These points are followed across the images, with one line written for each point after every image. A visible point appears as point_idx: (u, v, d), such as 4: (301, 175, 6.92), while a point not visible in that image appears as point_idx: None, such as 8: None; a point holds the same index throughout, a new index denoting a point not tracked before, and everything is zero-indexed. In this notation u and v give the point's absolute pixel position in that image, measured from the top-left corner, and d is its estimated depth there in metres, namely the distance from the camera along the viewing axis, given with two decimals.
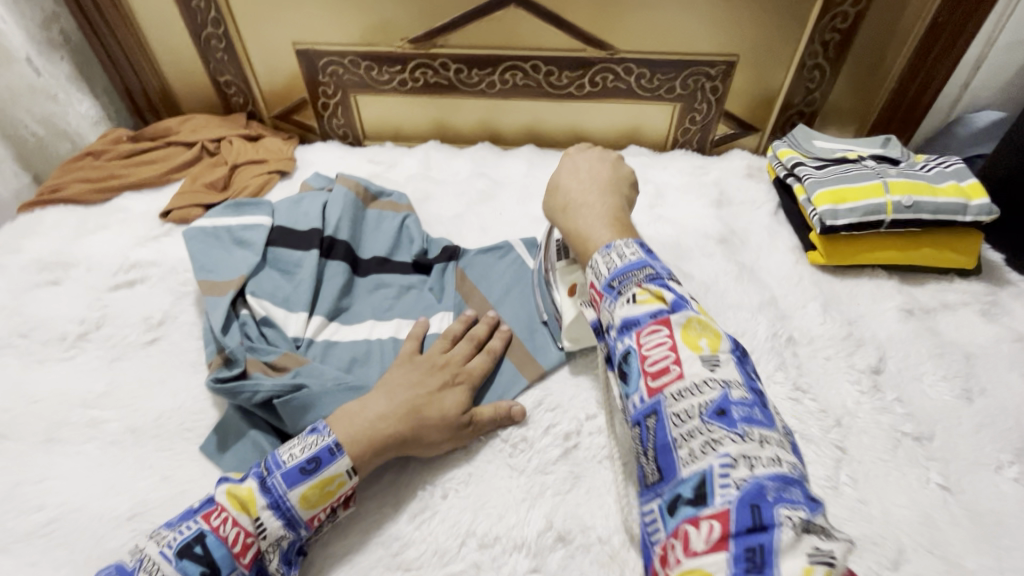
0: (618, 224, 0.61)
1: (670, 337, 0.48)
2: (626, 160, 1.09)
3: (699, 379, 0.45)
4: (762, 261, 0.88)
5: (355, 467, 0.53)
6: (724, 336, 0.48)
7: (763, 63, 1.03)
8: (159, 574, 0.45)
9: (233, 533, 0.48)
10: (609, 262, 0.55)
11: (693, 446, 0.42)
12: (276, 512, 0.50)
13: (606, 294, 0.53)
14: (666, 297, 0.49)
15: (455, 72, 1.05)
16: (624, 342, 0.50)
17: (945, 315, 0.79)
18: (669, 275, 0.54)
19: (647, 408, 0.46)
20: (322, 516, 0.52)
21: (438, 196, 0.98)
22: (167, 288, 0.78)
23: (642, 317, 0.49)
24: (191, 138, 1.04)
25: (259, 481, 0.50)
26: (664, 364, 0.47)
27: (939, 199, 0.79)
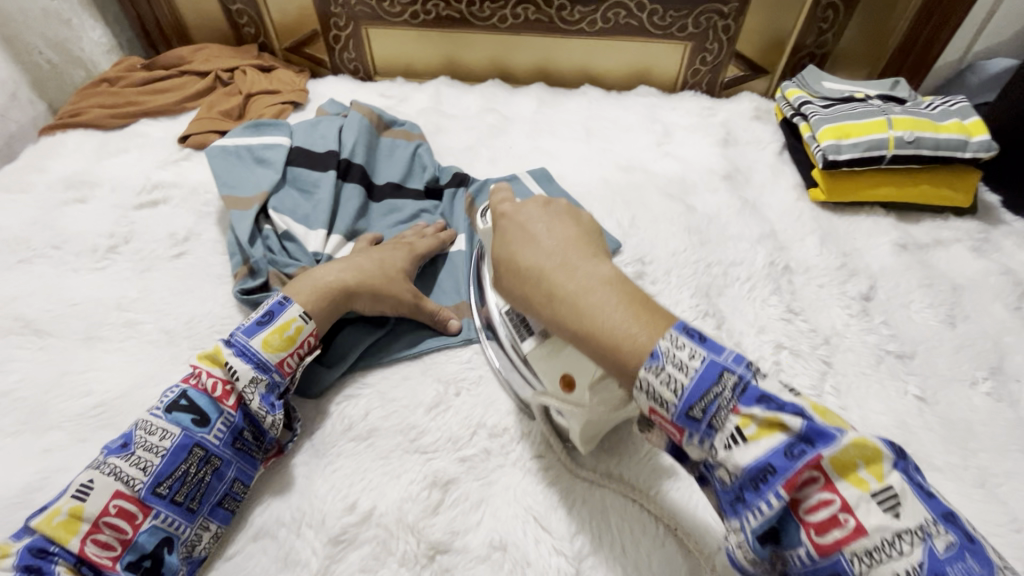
0: (639, 307, 0.42)
1: (826, 482, 0.35)
2: (636, 99, 1.09)
3: (890, 538, 0.32)
4: (764, 197, 0.90)
5: (308, 313, 0.59)
6: (885, 451, 0.35)
7: (776, 2, 1.03)
8: (154, 426, 0.50)
9: (211, 382, 0.53)
10: (667, 381, 0.38)
11: (846, 551, 0.33)
12: (244, 358, 0.55)
13: (689, 429, 0.38)
14: (789, 422, 0.36)
15: (467, 4, 1.04)
16: (768, 502, 0.35)
17: (937, 249, 0.82)
18: (750, 366, 0.38)
19: (746, 477, 0.36)
20: (293, 363, 0.57)
21: (449, 130, 0.99)
22: (190, 208, 0.82)
23: (773, 461, 0.35)
24: (204, 68, 1.05)
25: (225, 340, 0.57)
26: (830, 515, 0.34)
27: (941, 136, 0.81)
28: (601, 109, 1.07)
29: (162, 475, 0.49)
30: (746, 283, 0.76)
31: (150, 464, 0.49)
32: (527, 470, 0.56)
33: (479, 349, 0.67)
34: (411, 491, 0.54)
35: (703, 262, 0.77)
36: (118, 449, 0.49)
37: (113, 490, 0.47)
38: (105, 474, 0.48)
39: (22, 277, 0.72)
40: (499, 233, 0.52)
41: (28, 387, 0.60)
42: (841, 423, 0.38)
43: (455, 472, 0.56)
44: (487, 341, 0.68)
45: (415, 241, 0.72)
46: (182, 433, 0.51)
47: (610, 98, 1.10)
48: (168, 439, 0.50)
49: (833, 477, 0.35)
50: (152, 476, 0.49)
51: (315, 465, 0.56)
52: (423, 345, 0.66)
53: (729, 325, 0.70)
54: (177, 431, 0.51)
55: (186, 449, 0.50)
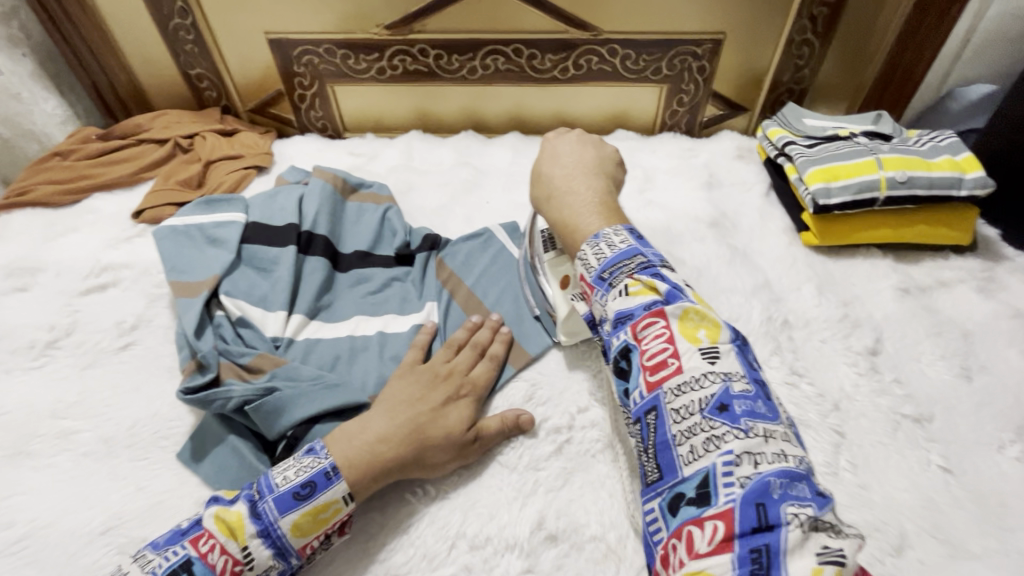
0: (608, 211, 0.62)
1: (668, 331, 0.48)
2: (613, 144, 1.06)
3: (697, 373, 0.45)
4: (754, 243, 0.86)
5: (351, 492, 0.50)
6: (723, 326, 0.48)
7: (750, 40, 1.00)
8: None
9: (221, 561, 0.45)
10: (598, 253, 0.55)
11: (665, 386, 0.46)
12: (266, 542, 0.47)
13: (598, 287, 0.54)
14: (659, 286, 0.50)
15: (434, 58, 1.01)
16: (621, 336, 0.50)
17: (942, 293, 0.77)
18: (659, 261, 0.54)
19: (614, 319, 0.51)
20: (316, 544, 0.49)
21: (421, 187, 0.95)
22: (141, 291, 0.76)
23: (636, 309, 0.49)
24: (163, 135, 1.00)
25: (250, 503, 0.48)
26: (662, 358, 0.47)
27: (933, 174, 0.77)
28: None
29: None
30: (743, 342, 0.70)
31: None
32: None
33: None
34: None
35: None
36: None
37: None
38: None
39: None
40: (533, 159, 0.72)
41: None
42: (709, 310, 0.51)
43: None
44: None
45: (457, 364, 0.62)
46: None
47: None
48: None
49: (675, 326, 0.48)
50: None
51: None
52: None
53: None
54: None
55: None
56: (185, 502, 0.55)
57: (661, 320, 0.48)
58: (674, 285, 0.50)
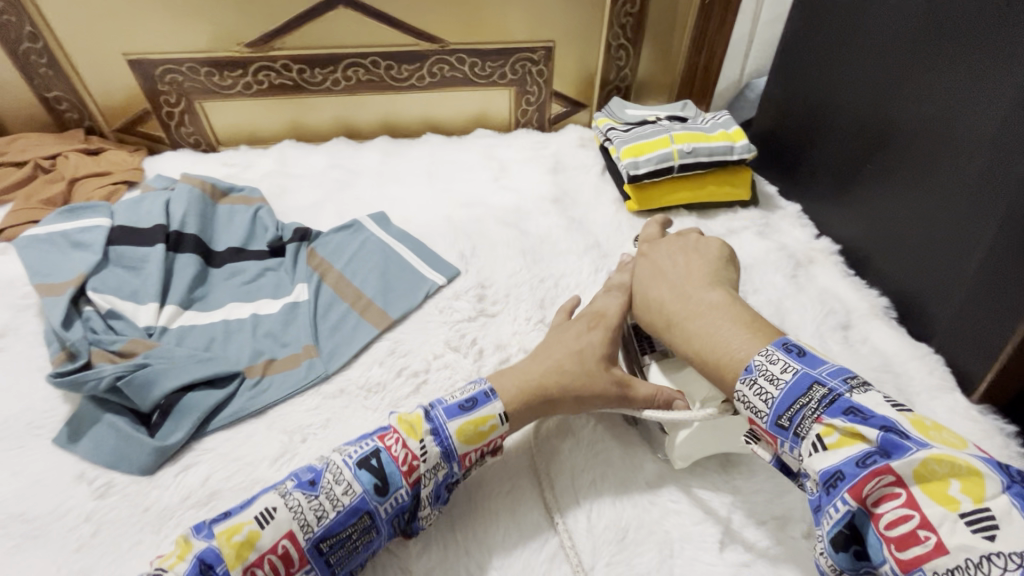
0: (751, 326, 0.55)
1: (907, 494, 0.39)
2: (475, 142, 1.20)
3: (974, 556, 0.35)
4: (590, 214, 1.02)
5: (505, 413, 0.58)
6: (985, 470, 0.38)
7: (576, 46, 1.18)
8: (342, 476, 0.51)
9: (403, 453, 0.53)
10: (761, 391, 0.48)
11: (927, 570, 0.36)
12: (437, 441, 0.54)
13: (781, 437, 0.47)
14: (867, 432, 0.42)
15: (297, 72, 1.09)
16: (838, 506, 0.40)
17: (730, 238, 0.97)
18: (848, 385, 0.46)
19: (821, 480, 0.42)
20: (473, 458, 0.57)
21: (295, 189, 1.03)
22: (5, 303, 0.77)
23: (845, 467, 0.41)
24: (21, 157, 1.00)
25: (424, 411, 0.56)
26: (908, 528, 0.37)
27: (712, 144, 0.97)
28: (444, 153, 1.16)
29: (331, 533, 0.49)
30: (575, 291, 0.85)
31: (326, 517, 0.49)
32: None
33: (328, 393, 0.69)
34: None
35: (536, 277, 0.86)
36: (307, 485, 0.50)
37: (287, 530, 0.47)
38: (287, 507, 0.48)
39: None
40: (638, 277, 0.72)
41: None
42: (949, 441, 0.41)
43: None
44: (335, 384, 0.70)
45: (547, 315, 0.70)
46: (360, 495, 0.50)
47: (452, 143, 1.19)
48: (349, 496, 0.50)
49: (912, 485, 0.39)
50: (322, 529, 0.48)
51: (151, 542, 0.55)
52: (270, 398, 0.67)
53: None
54: (358, 490, 0.50)
55: (358, 513, 0.50)
56: (63, 477, 0.59)
57: (891, 477, 0.39)
58: (882, 421, 0.42)
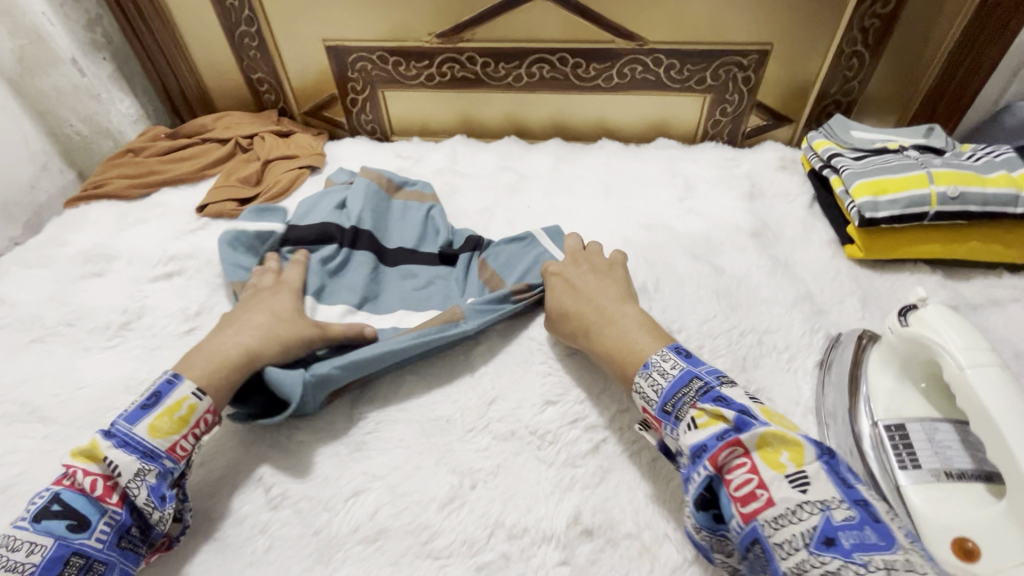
0: (649, 329, 0.62)
1: (750, 462, 0.46)
2: (655, 152, 1.07)
3: (793, 505, 0.42)
4: (797, 255, 0.85)
5: (201, 388, 0.57)
6: (805, 443, 0.46)
7: (799, 51, 0.99)
8: (18, 542, 0.47)
9: (88, 481, 0.51)
10: (654, 384, 0.54)
11: (761, 518, 0.43)
12: (127, 449, 0.52)
13: (664, 421, 0.52)
14: (727, 413, 0.48)
15: (481, 65, 1.04)
16: (701, 472, 0.47)
17: (993, 310, 0.75)
18: (716, 378, 0.53)
19: (690, 453, 0.48)
20: (188, 445, 0.55)
21: (465, 190, 0.98)
22: (204, 280, 0.81)
23: (709, 441, 0.47)
24: (225, 134, 1.06)
25: (103, 432, 0.53)
26: (750, 489, 0.44)
27: (988, 190, 0.75)
28: (619, 163, 1.05)
29: None
30: (783, 353, 0.70)
31: None
32: None
33: (497, 435, 0.62)
34: None
35: (734, 328, 0.72)
36: None
37: None
38: None
39: (34, 358, 0.72)
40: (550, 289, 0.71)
41: (30, 480, 0.59)
42: (784, 423, 0.49)
43: None
44: (507, 425, 0.63)
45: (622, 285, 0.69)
46: (56, 543, 0.47)
47: (628, 151, 1.08)
48: (38, 554, 0.46)
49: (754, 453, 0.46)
50: None
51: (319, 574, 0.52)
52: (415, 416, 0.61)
53: (769, 402, 0.64)
54: (48, 543, 0.47)
55: (61, 560, 0.47)
56: (240, 477, 0.59)
57: (740, 448, 0.46)
58: (739, 406, 0.49)
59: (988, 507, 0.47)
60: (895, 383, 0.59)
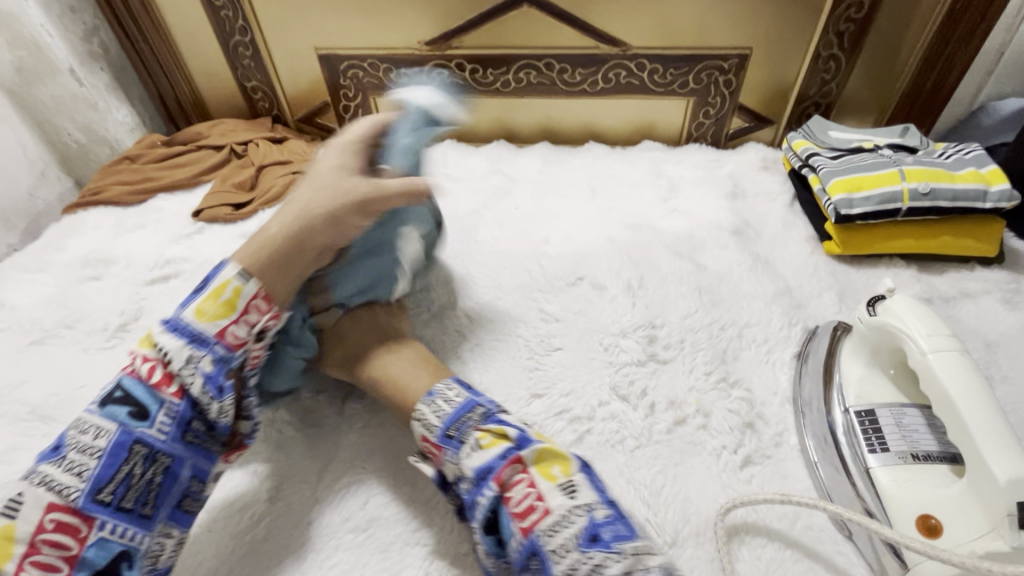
0: (431, 371, 0.61)
1: (529, 478, 0.49)
2: (640, 155, 1.10)
3: (565, 511, 0.46)
4: (777, 252, 0.87)
5: (245, 271, 0.56)
6: (572, 456, 0.51)
7: (777, 54, 1.02)
8: (87, 425, 0.48)
9: (146, 367, 0.51)
10: (437, 410, 0.54)
11: (540, 529, 0.45)
12: (176, 335, 0.52)
13: (445, 446, 0.52)
14: (511, 433, 0.51)
15: (470, 72, 1.07)
16: (485, 494, 0.48)
17: (966, 303, 0.78)
18: (497, 406, 0.55)
19: (475, 475, 0.49)
20: (244, 334, 0.55)
21: (455, 193, 1.01)
22: None
23: (493, 462, 0.49)
24: (220, 141, 1.09)
25: (160, 322, 0.54)
26: (529, 504, 0.47)
27: (957, 186, 0.78)
28: (605, 165, 1.07)
29: (101, 480, 0.46)
30: (761, 345, 0.73)
31: (86, 469, 0.46)
32: None
33: None
34: None
35: (714, 322, 0.75)
36: (51, 453, 0.48)
37: (46, 504, 0.45)
38: (61, 471, 0.46)
39: (34, 359, 0.74)
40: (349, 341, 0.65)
41: (31, 475, 0.60)
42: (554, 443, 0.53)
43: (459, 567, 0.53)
44: None
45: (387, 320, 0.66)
46: (117, 430, 0.48)
47: (614, 154, 1.11)
48: (104, 438, 0.48)
49: (531, 468, 0.49)
50: (91, 483, 0.46)
51: (312, 561, 0.54)
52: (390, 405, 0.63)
53: (747, 392, 0.66)
54: (111, 428, 0.48)
55: (125, 448, 0.48)
56: (236, 470, 0.61)
57: (519, 464, 0.49)
58: (522, 428, 0.52)
59: (950, 485, 0.49)
60: (865, 371, 0.61)
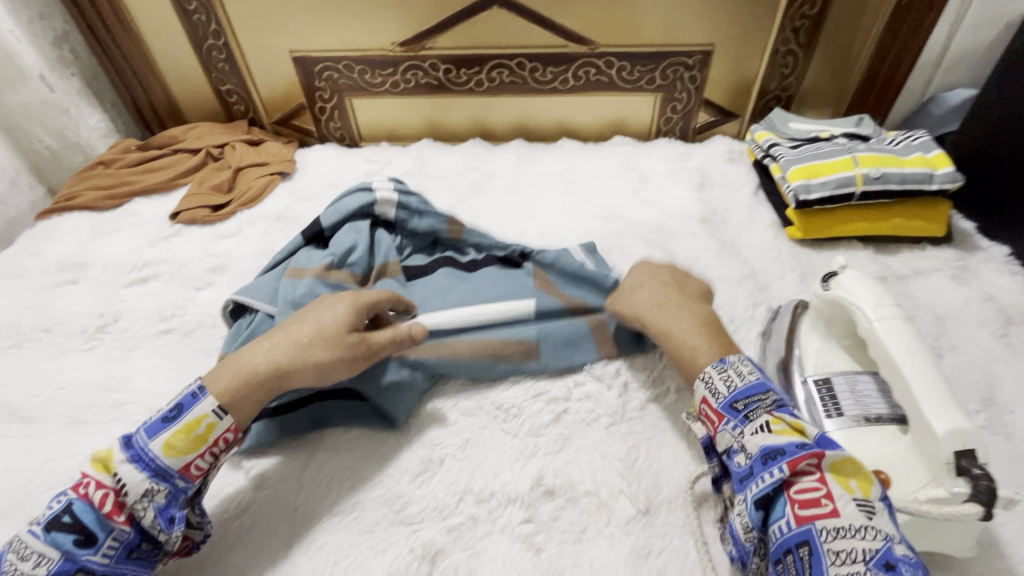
0: (709, 335, 0.62)
1: (819, 475, 0.46)
2: (611, 149, 1.13)
3: (861, 523, 0.43)
4: (742, 238, 0.91)
5: (223, 406, 0.53)
6: (875, 479, 0.46)
7: (738, 50, 1.07)
8: (28, 551, 0.46)
9: (99, 495, 0.48)
10: (728, 381, 0.55)
11: (818, 523, 0.43)
12: (141, 465, 0.49)
13: (729, 416, 0.53)
14: (809, 431, 0.49)
15: (444, 72, 1.09)
16: (773, 472, 0.47)
17: (917, 280, 0.82)
18: (787, 401, 0.54)
19: (759, 455, 0.48)
20: (204, 463, 0.52)
21: (432, 190, 1.02)
22: (180, 283, 0.85)
23: (786, 447, 0.48)
24: (196, 145, 1.09)
25: (123, 441, 0.51)
26: (814, 497, 0.45)
27: (906, 170, 0.83)
28: (578, 160, 1.10)
29: None
30: (728, 325, 0.76)
31: None
32: (515, 536, 0.56)
33: (465, 410, 0.66)
34: (397, 565, 0.53)
35: None
36: None
37: None
38: None
39: (11, 363, 0.74)
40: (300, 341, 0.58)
41: (12, 475, 0.60)
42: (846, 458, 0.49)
43: (442, 542, 0.55)
44: (472, 400, 0.67)
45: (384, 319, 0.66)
46: (61, 558, 0.46)
47: (587, 149, 1.14)
48: (43, 566, 0.45)
49: (825, 473, 0.46)
50: None
51: (298, 543, 0.55)
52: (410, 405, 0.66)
53: None
54: (54, 555, 0.46)
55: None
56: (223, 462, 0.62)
57: (816, 461, 0.46)
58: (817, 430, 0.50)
59: (896, 442, 0.53)
60: (822, 343, 0.65)
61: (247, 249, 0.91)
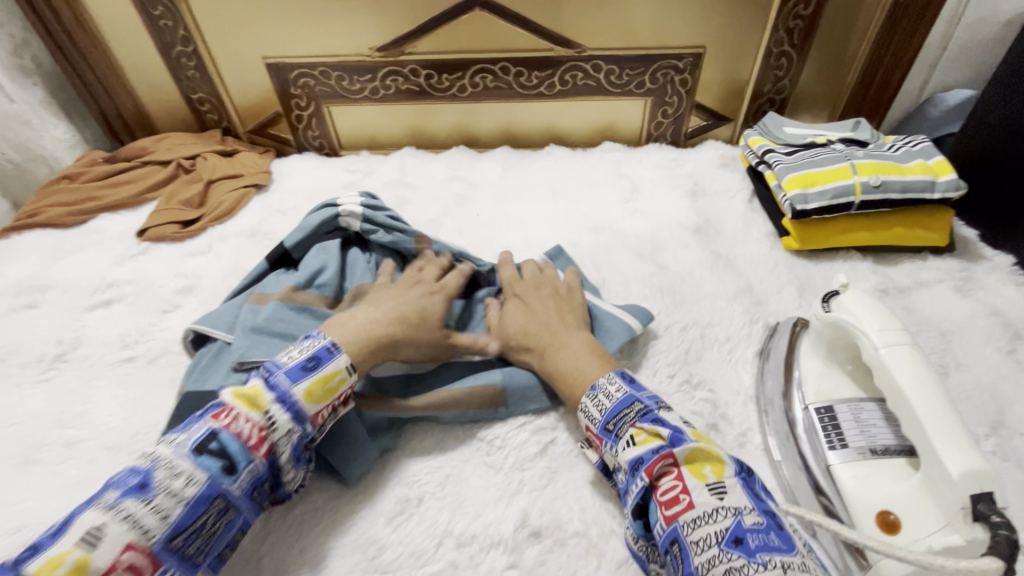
0: (598, 356, 0.62)
1: (677, 471, 0.48)
2: (600, 156, 1.09)
3: (710, 508, 0.44)
4: (737, 249, 0.88)
5: (352, 365, 0.57)
6: (727, 459, 0.49)
7: (730, 52, 1.03)
8: (177, 469, 0.45)
9: (247, 427, 0.49)
10: (599, 404, 0.56)
11: (682, 520, 0.45)
12: (284, 406, 0.51)
13: (606, 438, 0.54)
14: (663, 432, 0.50)
15: (425, 77, 1.05)
16: (637, 483, 0.48)
17: (920, 292, 0.79)
18: (657, 403, 0.55)
19: (629, 466, 0.50)
20: (326, 415, 0.54)
21: (415, 202, 0.98)
22: (146, 305, 0.80)
23: (645, 454, 0.49)
24: (167, 156, 1.04)
25: (261, 379, 0.52)
26: (675, 494, 0.46)
27: (906, 178, 0.80)
28: (567, 168, 1.06)
29: (179, 528, 0.44)
30: (724, 344, 0.72)
31: (170, 515, 0.44)
32: None
33: (447, 443, 0.63)
34: None
35: (677, 323, 0.74)
36: (134, 489, 0.44)
37: (125, 542, 0.42)
38: (116, 519, 0.42)
39: None
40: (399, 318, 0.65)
41: None
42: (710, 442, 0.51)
43: None
44: (454, 431, 0.63)
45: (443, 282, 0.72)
46: (207, 482, 0.46)
47: (575, 156, 1.10)
48: (192, 487, 0.45)
49: (683, 466, 0.48)
50: (170, 527, 0.44)
51: None
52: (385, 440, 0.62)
53: (711, 393, 0.66)
54: (201, 478, 0.46)
55: (208, 500, 0.46)
56: None
57: (671, 458, 0.48)
58: (677, 429, 0.51)
59: (906, 479, 0.50)
60: (823, 367, 0.61)
61: (218, 267, 0.86)
